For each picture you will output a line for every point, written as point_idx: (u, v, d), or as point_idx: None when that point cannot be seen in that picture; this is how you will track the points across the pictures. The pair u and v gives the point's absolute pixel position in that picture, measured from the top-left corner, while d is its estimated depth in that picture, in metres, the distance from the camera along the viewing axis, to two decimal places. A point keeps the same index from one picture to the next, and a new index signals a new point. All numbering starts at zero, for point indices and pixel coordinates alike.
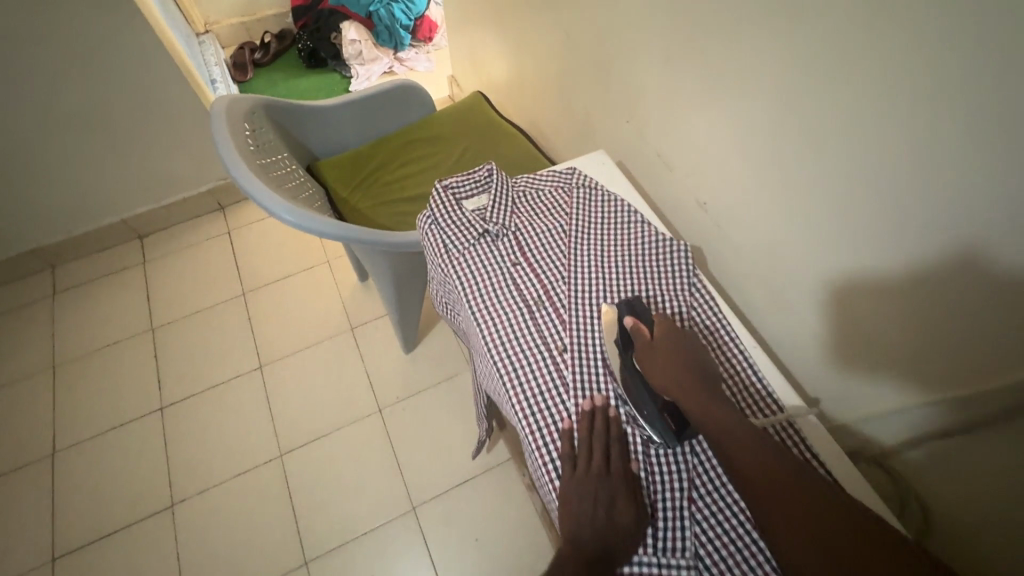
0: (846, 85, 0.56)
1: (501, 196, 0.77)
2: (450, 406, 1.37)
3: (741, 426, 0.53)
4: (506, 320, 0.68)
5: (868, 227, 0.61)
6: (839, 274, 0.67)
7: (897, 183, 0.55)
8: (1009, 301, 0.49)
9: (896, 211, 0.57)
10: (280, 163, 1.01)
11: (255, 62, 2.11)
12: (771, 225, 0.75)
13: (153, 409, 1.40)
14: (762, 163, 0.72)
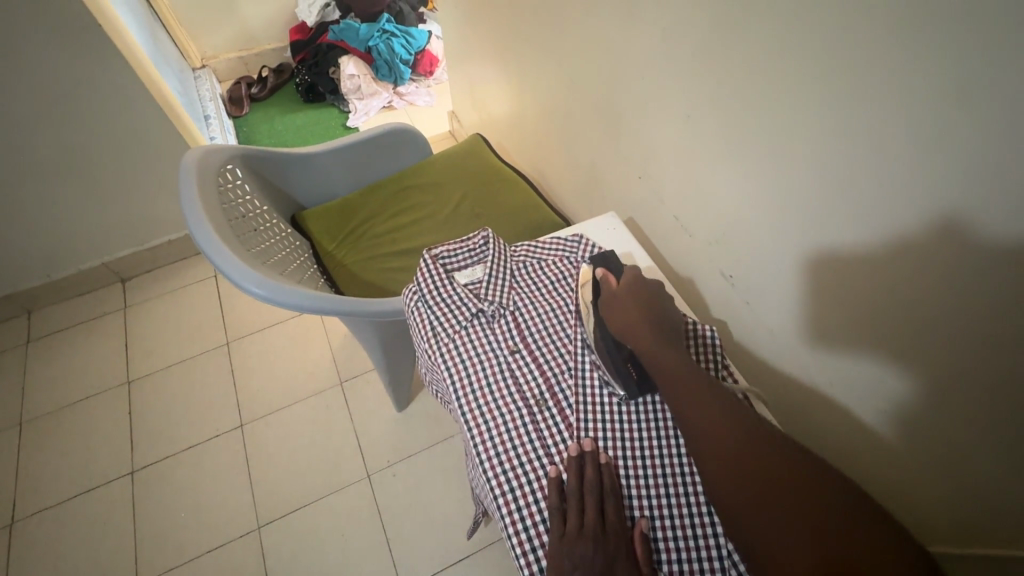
0: (894, 145, 0.48)
1: (498, 270, 0.67)
2: (445, 469, 1.25)
3: (685, 368, 0.53)
4: (502, 424, 0.57)
5: (896, 246, 0.52)
6: (905, 370, 0.57)
7: (985, 285, 0.46)
8: None
9: (921, 228, 0.49)
10: (257, 222, 0.92)
11: (252, 96, 2.06)
12: (813, 306, 0.65)
13: (124, 472, 1.28)
14: (795, 217, 0.62)
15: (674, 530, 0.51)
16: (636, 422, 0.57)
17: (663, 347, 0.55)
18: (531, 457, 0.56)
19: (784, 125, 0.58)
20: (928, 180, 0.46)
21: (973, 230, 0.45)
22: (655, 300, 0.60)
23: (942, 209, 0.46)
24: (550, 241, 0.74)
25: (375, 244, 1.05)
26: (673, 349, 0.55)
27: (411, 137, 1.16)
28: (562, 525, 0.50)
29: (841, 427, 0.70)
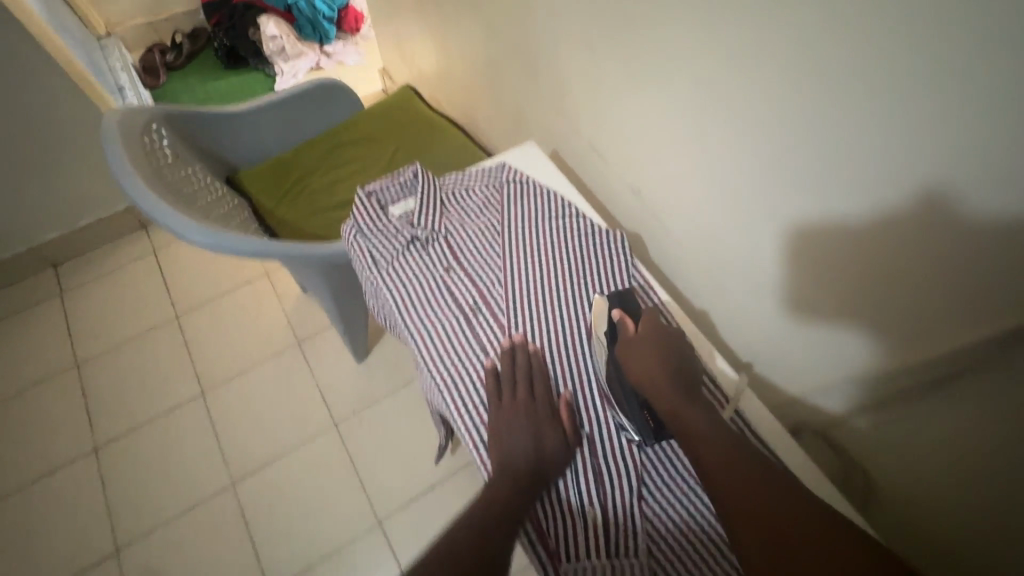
0: (744, 60, 0.55)
1: (430, 200, 0.73)
2: (408, 410, 1.33)
3: (711, 429, 0.50)
4: (443, 332, 0.65)
5: (748, 149, 0.60)
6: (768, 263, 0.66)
7: (813, 176, 0.54)
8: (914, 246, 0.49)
9: (768, 133, 0.56)
10: (191, 181, 0.92)
11: (168, 64, 1.95)
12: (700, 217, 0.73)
13: (87, 450, 1.29)
14: (675, 133, 0.69)
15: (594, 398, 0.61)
16: (558, 317, 0.65)
17: (682, 399, 0.52)
18: (471, 355, 0.64)
19: (664, 45, 0.64)
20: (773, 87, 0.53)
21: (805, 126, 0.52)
22: (682, 351, 0.58)
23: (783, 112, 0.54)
24: (474, 172, 0.80)
25: (314, 198, 1.08)
26: (695, 402, 0.53)
27: (340, 91, 1.17)
28: (498, 403, 0.58)
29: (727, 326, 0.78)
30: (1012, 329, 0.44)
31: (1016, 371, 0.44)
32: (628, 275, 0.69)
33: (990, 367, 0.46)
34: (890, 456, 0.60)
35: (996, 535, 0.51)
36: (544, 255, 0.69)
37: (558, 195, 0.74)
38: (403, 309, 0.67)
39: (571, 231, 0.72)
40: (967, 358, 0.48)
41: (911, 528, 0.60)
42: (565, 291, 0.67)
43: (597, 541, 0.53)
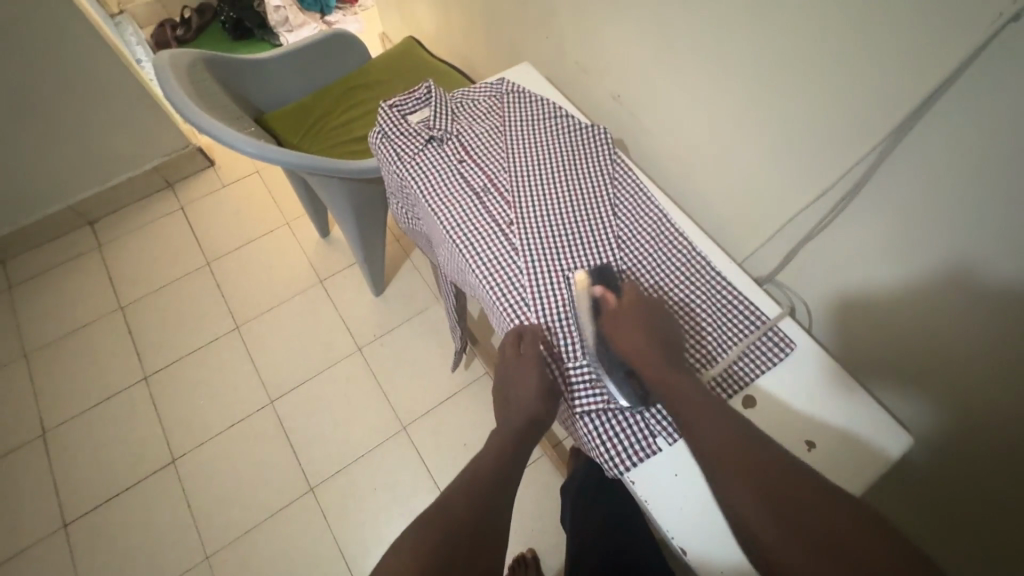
0: None
1: (441, 107, 0.87)
2: (423, 335, 1.48)
3: (689, 388, 0.59)
4: (458, 208, 0.79)
5: (697, 36, 0.72)
6: (718, 145, 0.79)
7: (749, 49, 0.67)
8: (822, 100, 0.62)
9: (714, 17, 0.69)
10: (232, 114, 1.06)
11: (179, 38, 2.06)
12: (662, 113, 0.86)
13: (137, 379, 1.44)
14: (642, 36, 0.81)
15: (587, 252, 0.74)
16: (554, 195, 0.79)
17: (666, 366, 0.61)
18: (486, 226, 0.77)
19: None
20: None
21: (734, 3, 0.65)
22: (658, 320, 0.66)
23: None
24: (478, 87, 0.92)
25: (333, 134, 1.21)
26: (673, 366, 0.62)
27: (351, 43, 1.30)
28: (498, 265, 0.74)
29: (693, 206, 0.90)
30: (885, 136, 0.57)
31: (893, 170, 0.59)
32: (612, 161, 0.83)
33: (877, 173, 0.61)
34: (827, 291, 0.74)
35: (892, 319, 0.67)
36: (541, 150, 0.83)
37: (551, 102, 0.88)
38: (426, 194, 0.80)
39: (562, 131, 0.86)
40: (863, 173, 0.62)
41: (852, 346, 0.74)
42: (557, 171, 0.81)
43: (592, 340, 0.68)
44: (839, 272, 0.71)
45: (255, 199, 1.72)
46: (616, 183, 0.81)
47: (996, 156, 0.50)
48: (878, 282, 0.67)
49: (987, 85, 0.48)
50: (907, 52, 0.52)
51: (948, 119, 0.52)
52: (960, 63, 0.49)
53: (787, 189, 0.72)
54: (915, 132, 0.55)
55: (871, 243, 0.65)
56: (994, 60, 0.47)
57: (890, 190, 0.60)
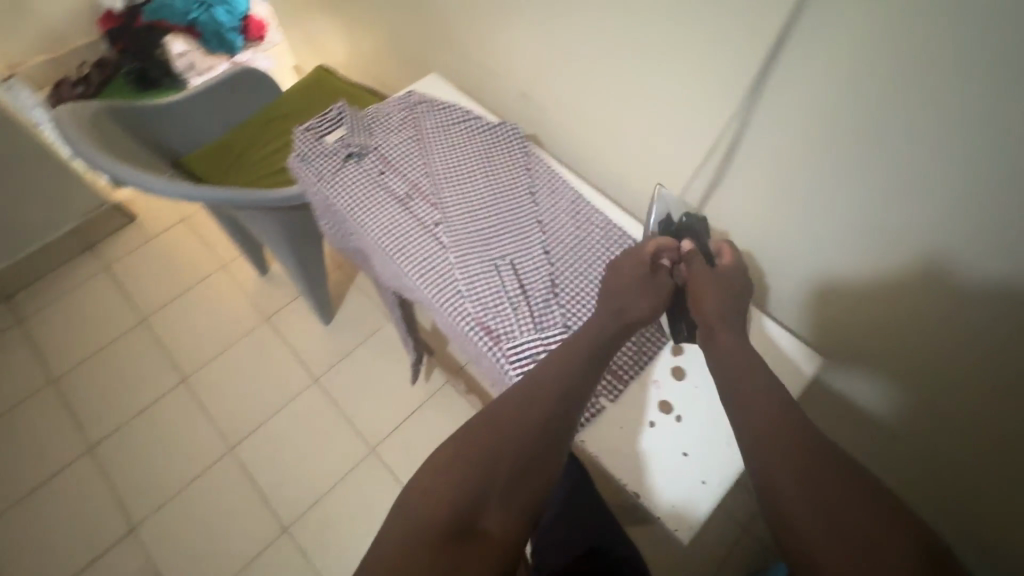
0: None
1: (356, 125, 0.90)
2: (380, 354, 1.48)
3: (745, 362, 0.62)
4: (387, 216, 0.81)
5: (583, 29, 0.80)
6: (618, 125, 0.86)
7: (628, 35, 0.74)
8: (693, 73, 0.70)
9: (593, 10, 0.76)
10: (143, 160, 1.05)
11: (80, 95, 1.99)
12: (565, 103, 0.93)
13: (82, 451, 1.36)
14: (536, 36, 0.88)
15: (516, 241, 0.78)
16: (477, 191, 0.83)
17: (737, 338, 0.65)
18: (416, 230, 0.80)
19: None
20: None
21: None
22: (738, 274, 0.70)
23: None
24: (390, 102, 0.96)
25: (255, 167, 1.21)
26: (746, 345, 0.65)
27: (262, 77, 1.31)
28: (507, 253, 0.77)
29: (607, 183, 0.97)
30: (749, 91, 0.66)
31: (761, 121, 0.67)
32: (525, 154, 0.88)
33: (747, 127, 0.69)
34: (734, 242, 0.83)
35: (790, 249, 0.77)
36: (459, 152, 0.87)
37: (459, 106, 0.93)
38: (353, 207, 0.83)
39: (476, 131, 0.91)
40: (738, 127, 0.70)
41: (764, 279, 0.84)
42: (477, 169, 0.86)
43: (528, 318, 0.71)
44: (738, 218, 0.80)
45: (186, 248, 1.68)
46: (531, 173, 0.86)
47: (834, 95, 0.59)
48: (772, 223, 0.76)
49: (811, 37, 0.57)
50: (748, 17, 0.60)
51: (792, 69, 0.61)
52: (789, 20, 0.57)
53: (680, 152, 0.80)
54: (770, 84, 0.64)
55: (758, 191, 0.74)
56: (812, 16, 0.56)
57: (761, 139, 0.69)
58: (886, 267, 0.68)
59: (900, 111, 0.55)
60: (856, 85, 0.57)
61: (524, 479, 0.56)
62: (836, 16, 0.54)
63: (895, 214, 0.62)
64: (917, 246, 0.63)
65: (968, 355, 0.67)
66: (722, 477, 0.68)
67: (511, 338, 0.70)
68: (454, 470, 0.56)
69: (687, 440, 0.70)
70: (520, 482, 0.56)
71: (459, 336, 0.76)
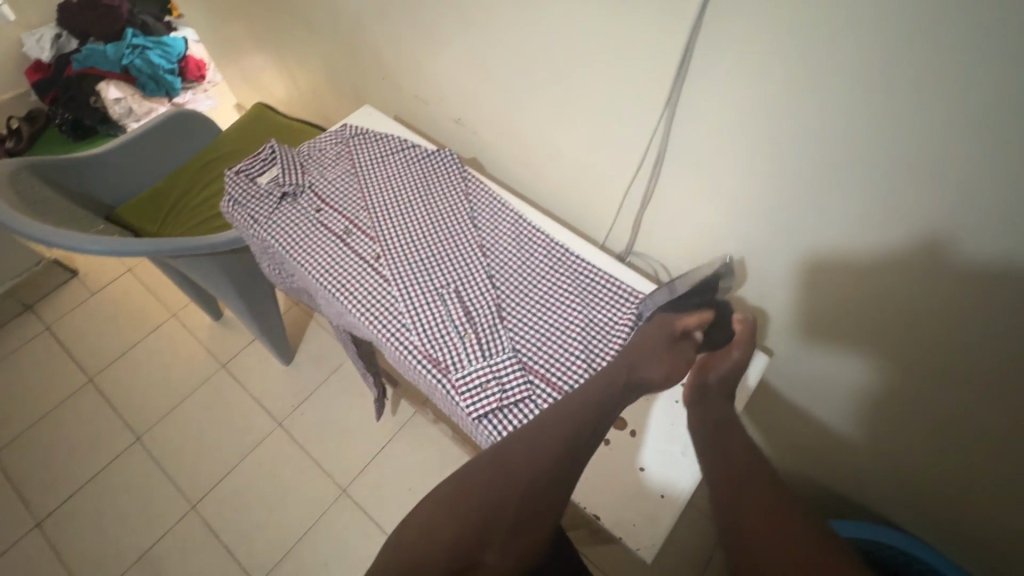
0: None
1: (288, 163, 0.88)
2: (344, 391, 1.44)
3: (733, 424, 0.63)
4: (326, 254, 0.79)
5: (509, 54, 0.81)
6: (553, 144, 0.87)
7: (551, 56, 0.76)
8: (615, 88, 0.72)
9: (517, 35, 0.77)
10: (67, 216, 1.00)
11: (10, 150, 1.90)
12: (501, 126, 0.93)
13: (29, 528, 1.27)
14: (466, 63, 0.89)
15: (459, 271, 0.77)
16: (417, 223, 0.82)
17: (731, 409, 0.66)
18: (357, 268, 0.78)
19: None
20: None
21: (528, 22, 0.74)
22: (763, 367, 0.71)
23: (509, 8, 0.75)
24: (324, 138, 0.95)
25: (196, 214, 1.18)
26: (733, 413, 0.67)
27: (197, 119, 1.28)
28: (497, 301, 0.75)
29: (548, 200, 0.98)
30: (665, 101, 0.67)
31: (681, 130, 0.69)
32: (463, 181, 0.88)
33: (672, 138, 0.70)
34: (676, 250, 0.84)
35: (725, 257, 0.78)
36: (396, 185, 0.87)
37: (394, 137, 0.93)
38: (291, 249, 0.81)
39: (414, 162, 0.90)
40: (662, 137, 0.71)
41: None
42: (416, 198, 0.85)
43: (473, 346, 0.71)
44: (674, 225, 0.81)
45: (133, 299, 1.61)
46: (471, 199, 0.86)
47: (741, 99, 0.61)
48: (706, 232, 0.78)
49: (713, 47, 0.59)
50: (654, 30, 0.62)
51: (702, 77, 0.62)
52: (690, 33, 0.59)
53: (612, 166, 0.81)
54: (684, 94, 0.65)
55: (690, 200, 0.76)
56: (709, 27, 0.58)
57: (683, 149, 0.71)
58: (816, 270, 0.69)
59: (803, 108, 0.57)
60: (761, 93, 0.59)
61: (528, 522, 0.56)
62: (730, 26, 0.56)
63: (812, 207, 0.64)
64: (839, 249, 0.65)
65: (894, 344, 0.69)
66: (681, 488, 0.68)
67: (458, 368, 0.69)
68: (447, 516, 0.55)
69: (648, 455, 0.70)
70: (519, 530, 0.55)
71: (408, 372, 0.74)
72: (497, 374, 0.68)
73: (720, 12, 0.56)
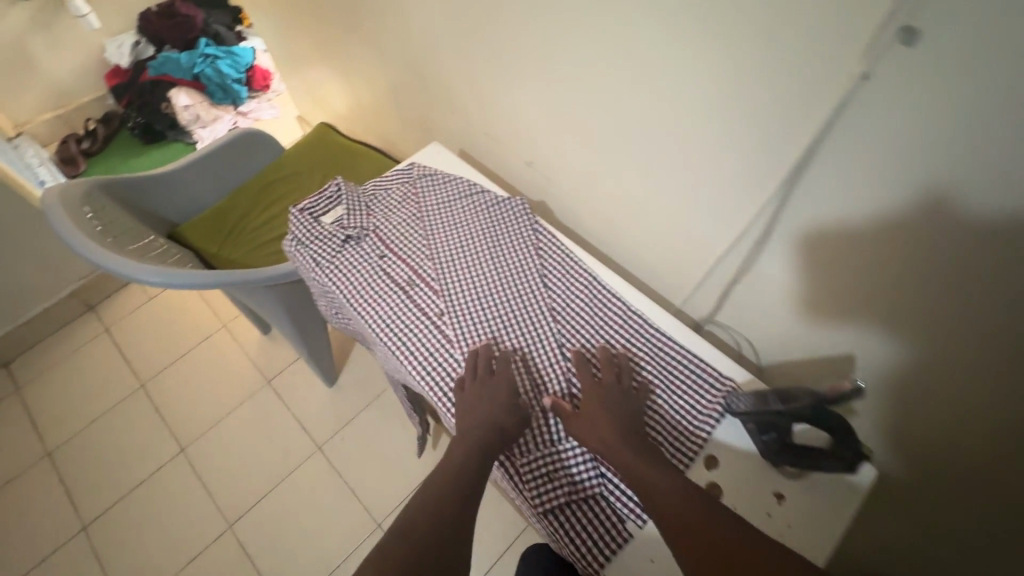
0: (578, 46, 0.71)
1: (354, 205, 0.86)
2: (385, 419, 1.41)
3: None
4: (386, 305, 0.75)
5: (598, 108, 0.75)
6: (634, 202, 0.80)
7: (647, 115, 0.69)
8: (720, 159, 0.64)
9: (609, 90, 0.71)
10: (134, 239, 1.00)
11: (86, 151, 1.99)
12: (575, 176, 0.88)
13: (75, 531, 1.29)
14: (545, 110, 0.83)
15: (524, 334, 0.72)
16: (482, 275, 0.77)
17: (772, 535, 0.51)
18: (418, 322, 0.74)
19: (520, 43, 0.78)
20: (590, 44, 0.69)
21: (623, 79, 0.68)
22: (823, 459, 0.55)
23: (604, 61, 0.69)
24: (391, 177, 0.92)
25: (256, 237, 1.17)
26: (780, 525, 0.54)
27: (263, 139, 1.28)
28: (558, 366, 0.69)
29: (622, 255, 0.91)
30: (780, 181, 0.59)
31: (795, 214, 0.61)
32: (534, 229, 0.83)
33: (780, 218, 0.62)
34: (760, 334, 0.76)
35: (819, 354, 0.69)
36: (462, 231, 0.82)
37: (463, 180, 0.89)
38: (352, 296, 0.77)
39: (481, 206, 0.86)
40: (767, 217, 0.64)
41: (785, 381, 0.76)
42: (482, 249, 0.80)
43: (545, 429, 0.65)
44: (767, 309, 0.72)
45: (188, 306, 1.64)
46: (540, 252, 0.80)
47: (882, 197, 0.52)
48: (801, 321, 0.69)
49: (854, 134, 0.50)
50: (781, 105, 0.54)
51: (827, 166, 0.54)
52: (829, 116, 0.51)
53: (701, 235, 0.74)
54: (806, 177, 0.57)
55: (791, 286, 0.67)
56: (847, 116, 0.50)
57: (791, 233, 0.62)
58: (940, 397, 0.58)
59: (954, 218, 0.47)
60: (904, 193, 0.50)
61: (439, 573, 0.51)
62: (883, 115, 0.47)
63: (948, 327, 0.53)
64: (979, 379, 0.53)
65: None
66: None
67: (527, 453, 0.64)
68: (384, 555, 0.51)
69: None
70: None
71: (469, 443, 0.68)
72: (565, 464, 0.63)
73: (872, 98, 0.47)
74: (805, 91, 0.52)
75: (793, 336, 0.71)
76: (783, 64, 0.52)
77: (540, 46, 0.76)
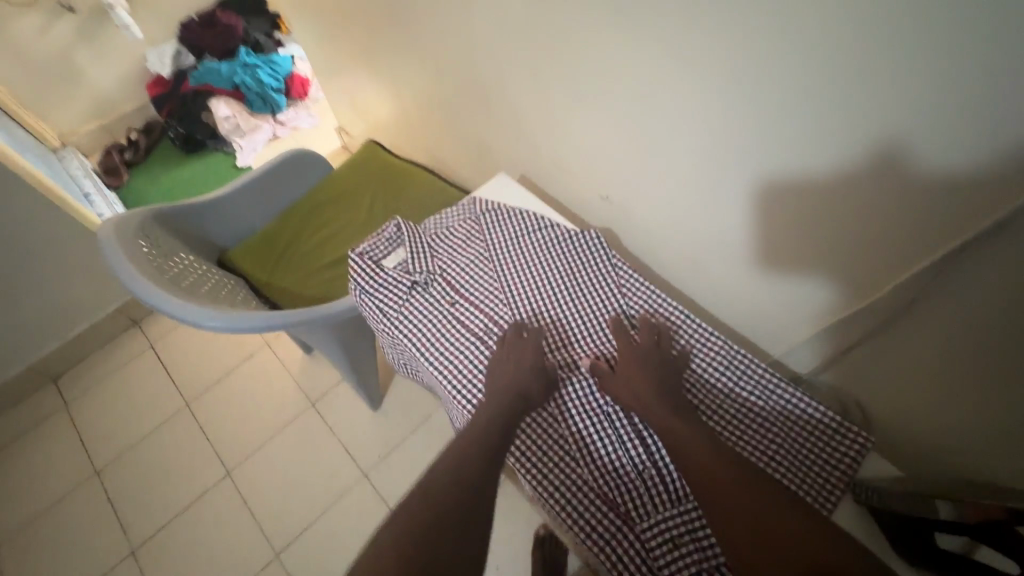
0: (684, 87, 0.63)
1: (416, 247, 0.81)
2: (433, 446, 1.37)
3: None
4: (471, 355, 0.71)
5: (703, 152, 0.67)
6: (740, 249, 0.73)
7: (770, 166, 0.61)
8: (862, 217, 0.56)
9: (721, 136, 0.64)
10: (189, 272, 0.96)
11: (128, 162, 1.99)
12: (666, 214, 0.81)
13: (124, 554, 1.29)
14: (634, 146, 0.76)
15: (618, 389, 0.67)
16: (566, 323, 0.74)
17: None
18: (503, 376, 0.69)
19: (610, 77, 0.71)
20: (700, 86, 0.61)
21: (743, 123, 0.60)
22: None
23: (721, 105, 0.61)
24: (453, 215, 0.89)
25: (305, 264, 1.13)
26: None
27: (310, 159, 1.25)
28: None
29: (710, 300, 0.86)
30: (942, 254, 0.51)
31: (956, 286, 0.53)
32: (613, 269, 0.79)
33: (933, 286, 0.54)
34: (878, 399, 0.69)
35: (961, 432, 0.61)
36: (537, 273, 0.78)
37: (530, 213, 0.84)
38: (428, 349, 0.73)
39: (553, 242, 0.82)
40: (920, 281, 0.55)
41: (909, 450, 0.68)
42: (563, 292, 0.76)
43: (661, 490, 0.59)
44: (891, 375, 0.65)
45: None
46: (623, 296, 0.76)
47: None
48: (939, 393, 0.61)
49: None
50: (963, 171, 0.46)
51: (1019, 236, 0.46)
52: None
53: (820, 287, 0.66)
54: (985, 246, 0.49)
55: (933, 355, 0.59)
56: None
57: (946, 303, 0.54)
58: None
59: None
60: None
61: None
62: None
63: None
64: None
65: None
66: None
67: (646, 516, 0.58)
68: None
69: None
70: None
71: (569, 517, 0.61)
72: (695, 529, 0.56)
73: None
74: (1006, 154, 0.43)
75: (925, 407, 0.64)
76: (979, 123, 0.43)
77: (636, 84, 0.69)
